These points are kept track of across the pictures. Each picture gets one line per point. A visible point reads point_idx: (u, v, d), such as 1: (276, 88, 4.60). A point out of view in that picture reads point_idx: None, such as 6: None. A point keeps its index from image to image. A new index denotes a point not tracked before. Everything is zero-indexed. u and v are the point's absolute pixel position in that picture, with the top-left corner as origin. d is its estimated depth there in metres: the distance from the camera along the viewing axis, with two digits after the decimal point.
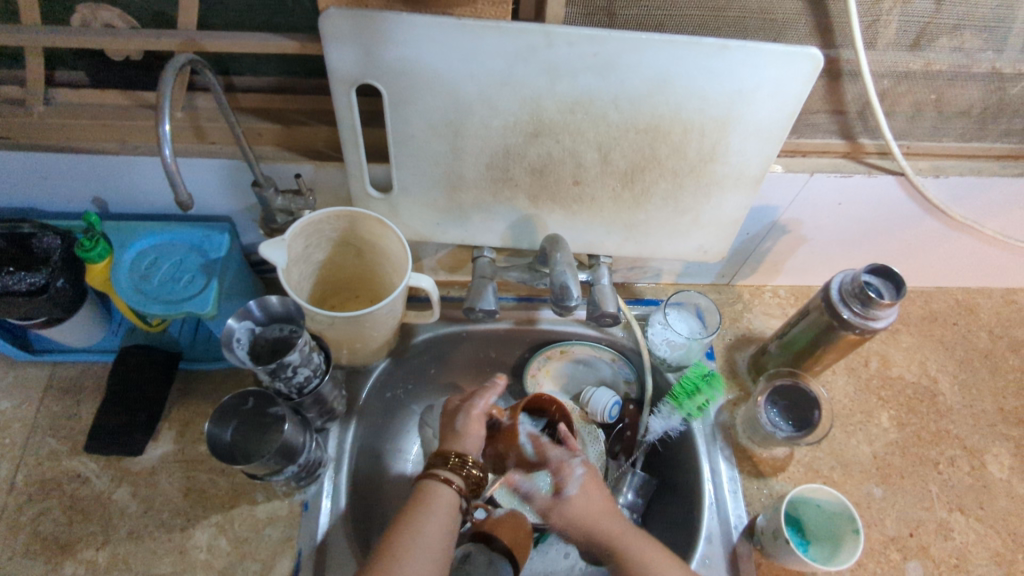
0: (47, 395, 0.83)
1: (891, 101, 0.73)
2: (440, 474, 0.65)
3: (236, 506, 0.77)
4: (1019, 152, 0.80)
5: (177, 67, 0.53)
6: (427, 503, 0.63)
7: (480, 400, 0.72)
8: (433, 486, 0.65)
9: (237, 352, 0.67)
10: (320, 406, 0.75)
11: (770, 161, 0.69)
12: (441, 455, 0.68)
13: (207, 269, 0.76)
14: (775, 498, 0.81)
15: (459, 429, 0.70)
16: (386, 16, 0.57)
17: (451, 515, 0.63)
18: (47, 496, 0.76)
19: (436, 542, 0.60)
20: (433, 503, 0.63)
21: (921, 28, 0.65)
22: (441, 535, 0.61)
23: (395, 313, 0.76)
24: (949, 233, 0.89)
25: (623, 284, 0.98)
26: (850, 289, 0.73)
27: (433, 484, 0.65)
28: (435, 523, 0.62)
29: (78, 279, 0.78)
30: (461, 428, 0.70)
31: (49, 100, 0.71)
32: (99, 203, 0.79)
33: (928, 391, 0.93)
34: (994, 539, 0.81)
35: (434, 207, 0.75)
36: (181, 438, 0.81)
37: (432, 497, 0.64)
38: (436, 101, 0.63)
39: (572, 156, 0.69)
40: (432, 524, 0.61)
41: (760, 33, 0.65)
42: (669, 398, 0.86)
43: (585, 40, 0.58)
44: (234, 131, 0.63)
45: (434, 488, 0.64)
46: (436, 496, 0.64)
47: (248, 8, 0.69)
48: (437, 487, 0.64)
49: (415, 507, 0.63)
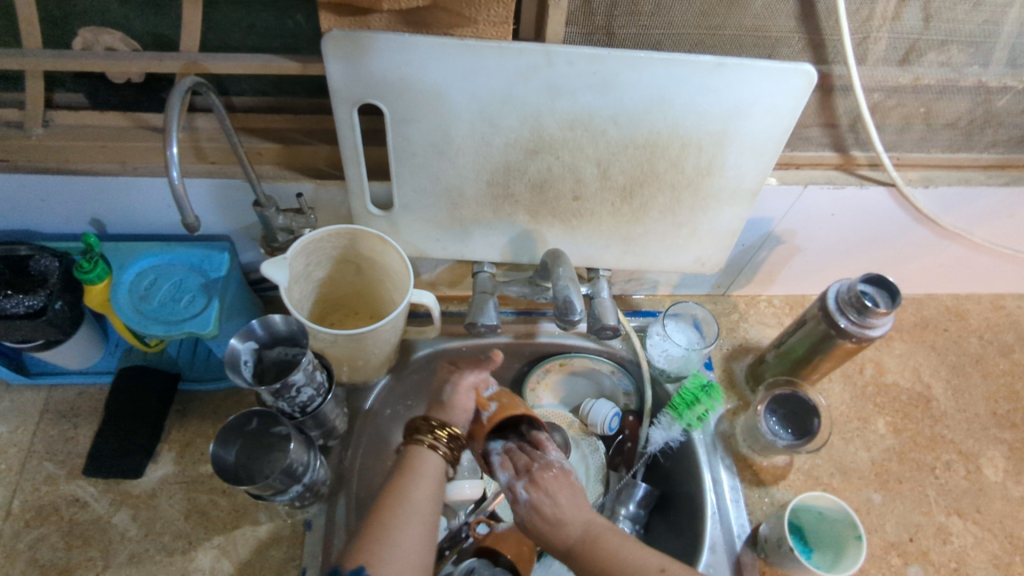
0: (44, 419, 0.82)
1: (882, 114, 0.74)
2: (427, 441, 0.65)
3: (239, 527, 0.76)
4: (1005, 162, 0.82)
5: (183, 91, 0.54)
6: (417, 471, 0.62)
7: (469, 372, 0.70)
8: (421, 454, 0.64)
9: (241, 373, 0.67)
10: (323, 425, 0.75)
11: (766, 175, 0.70)
12: (426, 421, 0.66)
13: (208, 289, 0.75)
14: (777, 506, 0.82)
15: (445, 399, 0.69)
16: (387, 36, 0.58)
17: (438, 480, 0.63)
18: (45, 521, 0.75)
19: (422, 503, 0.60)
20: (422, 469, 0.62)
21: (910, 44, 0.67)
22: (426, 496, 0.60)
23: (397, 329, 0.76)
24: (939, 241, 0.90)
25: (620, 296, 0.99)
26: (847, 298, 0.74)
27: (422, 452, 0.64)
28: (421, 488, 0.61)
29: (76, 301, 0.77)
30: (446, 399, 0.68)
31: (47, 122, 0.71)
32: (98, 224, 0.79)
33: (922, 396, 0.94)
34: (992, 542, 0.83)
35: (434, 223, 0.75)
36: (181, 459, 0.80)
37: (420, 465, 0.63)
38: (437, 119, 0.64)
39: (571, 172, 0.70)
40: (420, 488, 0.61)
41: (755, 50, 0.66)
42: (668, 408, 0.87)
43: (585, 59, 0.59)
44: (237, 151, 0.63)
45: (421, 457, 0.63)
46: (424, 463, 0.63)
47: (249, 29, 0.69)
48: (425, 455, 0.64)
49: (402, 475, 0.62)
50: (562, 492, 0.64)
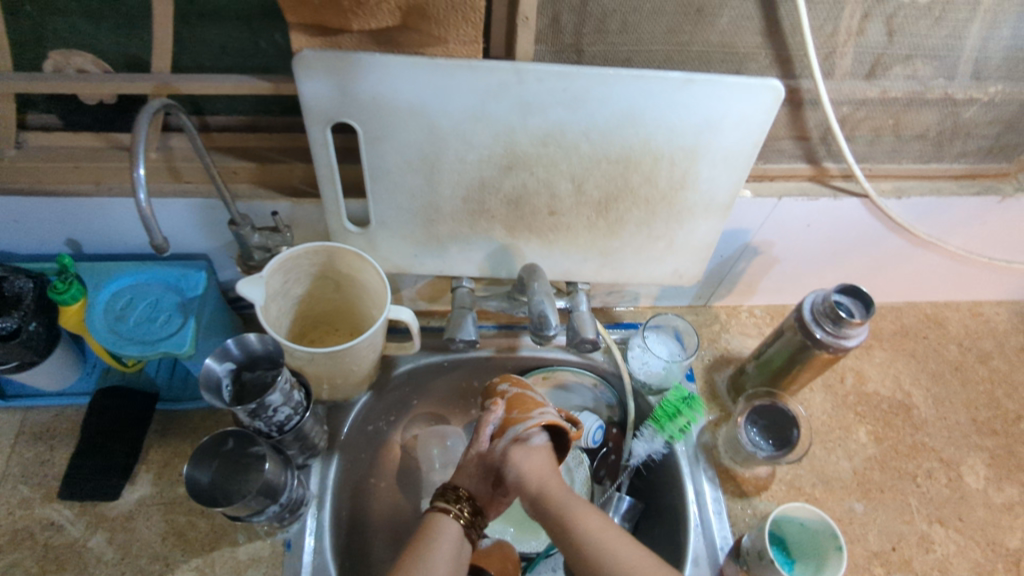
0: (19, 442, 0.81)
1: (852, 126, 0.75)
2: (443, 506, 0.64)
3: (217, 548, 0.75)
4: (975, 171, 0.83)
5: (152, 111, 0.54)
6: (435, 533, 0.62)
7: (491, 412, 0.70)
8: (439, 521, 0.63)
9: (213, 393, 0.66)
10: (302, 443, 0.75)
11: (739, 188, 0.71)
12: (447, 488, 0.66)
13: (184, 308, 0.75)
14: (759, 517, 0.81)
15: (462, 462, 0.69)
16: (358, 55, 0.58)
17: (459, 548, 0.62)
18: (19, 545, 0.74)
19: (442, 567, 0.59)
20: (439, 533, 0.62)
21: (875, 58, 0.68)
22: (447, 563, 0.59)
23: (375, 346, 0.76)
24: (915, 250, 0.92)
25: (601, 309, 0.99)
26: (822, 309, 0.75)
27: (438, 518, 0.63)
28: (441, 551, 0.60)
29: (50, 321, 0.77)
30: (463, 461, 0.69)
31: (21, 144, 0.71)
32: (73, 244, 0.79)
33: (903, 404, 0.94)
34: (974, 549, 0.83)
35: (411, 239, 0.75)
36: (159, 480, 0.79)
37: (437, 531, 0.62)
38: (411, 136, 0.64)
39: (546, 187, 0.70)
40: (441, 553, 0.60)
41: (723, 65, 0.67)
42: (650, 421, 0.87)
43: (555, 76, 0.60)
44: (210, 170, 0.63)
45: (437, 521, 0.63)
46: (442, 528, 0.62)
47: (222, 50, 0.69)
48: (443, 520, 0.63)
49: (422, 541, 0.61)
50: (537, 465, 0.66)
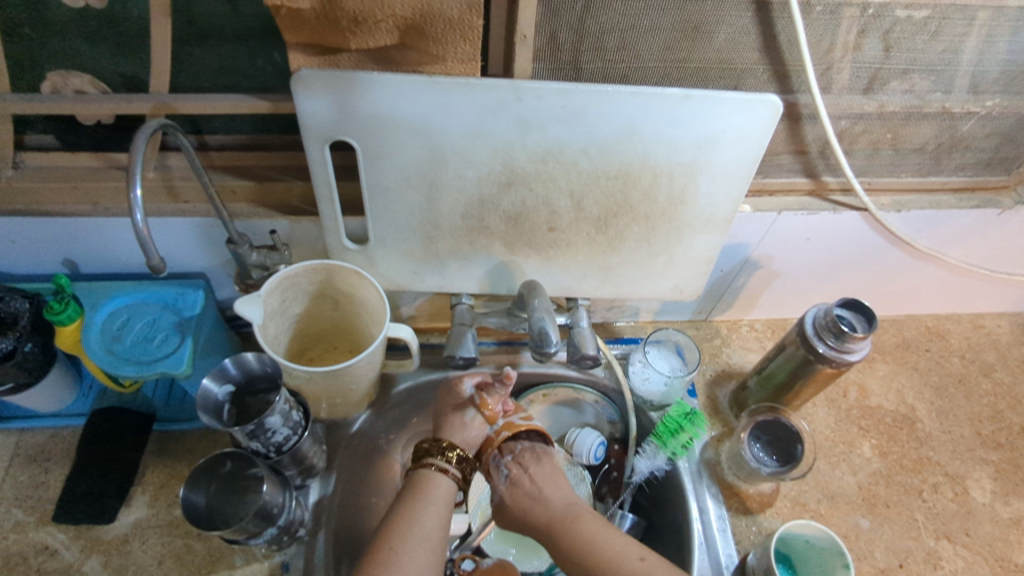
0: (13, 465, 0.80)
1: (850, 141, 0.75)
2: (438, 464, 0.68)
3: (214, 572, 0.74)
4: (974, 184, 0.83)
5: (149, 131, 0.53)
6: (426, 493, 0.65)
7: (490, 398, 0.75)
8: (427, 475, 0.67)
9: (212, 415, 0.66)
10: (299, 463, 0.74)
11: (739, 203, 0.71)
12: (433, 444, 0.70)
13: (181, 327, 0.74)
14: (764, 535, 0.80)
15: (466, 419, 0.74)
16: (357, 74, 0.58)
17: (446, 502, 0.66)
18: (11, 571, 0.73)
19: (431, 527, 0.63)
20: (428, 491, 0.66)
21: (872, 73, 0.68)
22: (435, 520, 0.64)
23: (375, 364, 0.76)
24: (916, 263, 0.91)
25: (601, 324, 0.99)
26: (824, 323, 0.74)
27: (433, 476, 0.67)
28: (430, 511, 0.64)
29: (47, 341, 0.76)
30: (468, 419, 0.73)
31: (18, 164, 0.70)
32: (70, 264, 0.78)
33: (907, 418, 0.94)
34: (983, 566, 0.82)
35: (410, 256, 0.75)
36: (155, 502, 0.78)
37: (426, 485, 0.66)
38: (410, 154, 0.64)
39: (545, 204, 0.70)
40: (430, 515, 0.64)
41: (720, 81, 0.67)
42: (652, 437, 0.85)
43: (554, 94, 0.60)
44: (208, 190, 0.63)
45: (428, 477, 0.67)
46: (435, 486, 0.66)
47: (220, 69, 0.70)
48: (436, 476, 0.67)
49: (415, 497, 0.65)
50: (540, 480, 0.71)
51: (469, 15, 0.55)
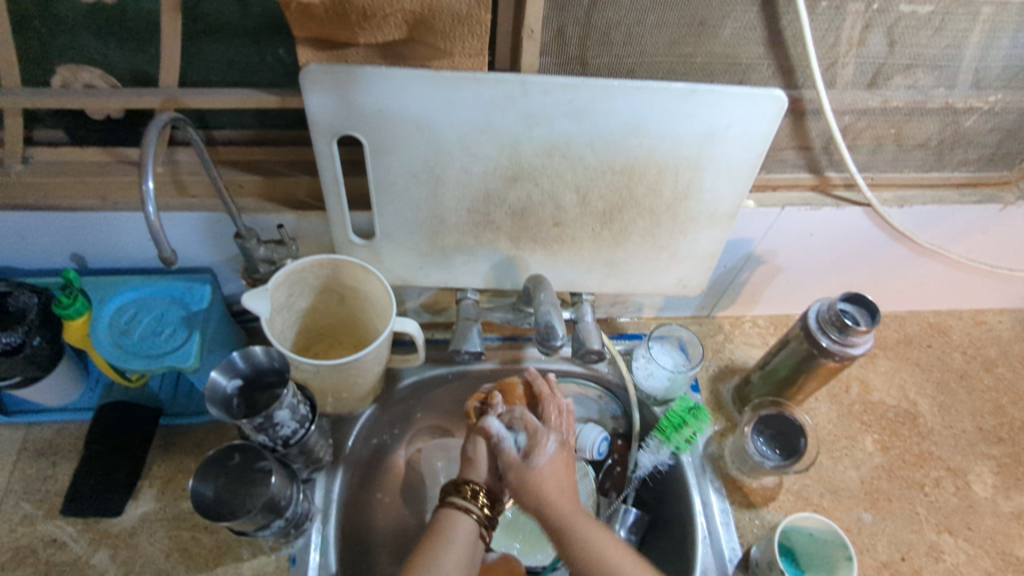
0: (21, 459, 0.80)
1: (853, 136, 0.76)
2: (457, 504, 0.66)
3: (221, 565, 0.74)
4: (977, 180, 0.84)
5: (160, 124, 0.54)
6: (446, 534, 0.63)
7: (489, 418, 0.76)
8: (452, 516, 0.65)
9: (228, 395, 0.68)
10: (306, 456, 0.74)
11: (743, 197, 0.71)
12: (461, 484, 0.68)
13: (189, 321, 0.75)
14: (768, 528, 0.81)
15: (471, 456, 0.71)
16: (365, 69, 0.59)
17: (470, 546, 0.63)
18: (20, 563, 0.73)
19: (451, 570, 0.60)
20: (453, 531, 0.64)
21: (876, 68, 0.69)
22: (455, 562, 0.61)
23: (381, 359, 0.76)
24: (918, 259, 0.92)
25: (605, 320, 0.99)
26: (827, 318, 0.75)
27: (455, 516, 0.65)
28: (450, 555, 0.61)
29: (55, 336, 0.77)
30: (473, 456, 0.71)
31: (27, 159, 0.71)
32: (78, 259, 0.79)
33: (909, 413, 0.94)
34: (985, 559, 0.82)
35: (416, 250, 0.76)
36: (162, 496, 0.79)
37: (451, 526, 0.64)
38: (417, 149, 0.65)
39: (551, 199, 0.70)
40: (449, 556, 0.61)
41: (725, 76, 0.68)
42: (655, 432, 0.86)
43: (559, 88, 0.61)
44: (217, 184, 0.63)
45: (453, 518, 0.64)
46: (456, 528, 0.64)
47: (229, 64, 0.70)
48: (456, 518, 0.65)
49: (434, 540, 0.62)
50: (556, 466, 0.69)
51: (477, 10, 0.55)
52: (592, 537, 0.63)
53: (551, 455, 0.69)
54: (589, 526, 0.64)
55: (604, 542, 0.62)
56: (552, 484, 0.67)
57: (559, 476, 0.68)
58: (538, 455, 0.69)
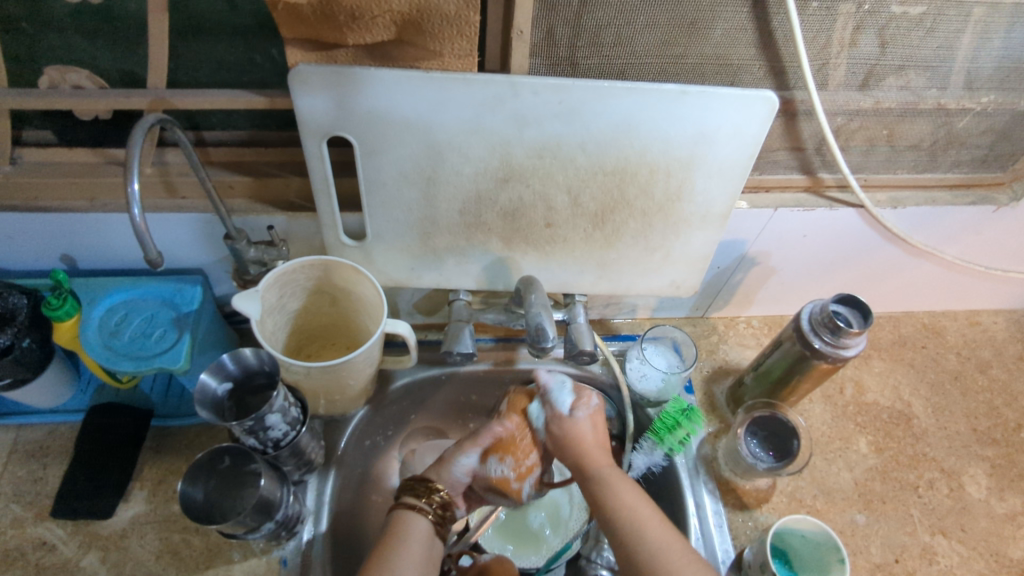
0: (11, 460, 0.80)
1: (846, 137, 0.76)
2: (410, 502, 0.68)
3: (212, 567, 0.74)
4: (970, 181, 0.84)
5: (147, 125, 0.54)
6: (400, 534, 0.65)
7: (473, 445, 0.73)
8: (408, 517, 0.67)
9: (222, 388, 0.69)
10: (298, 458, 0.73)
11: (735, 198, 0.71)
12: (420, 485, 0.70)
13: (179, 323, 0.75)
14: (761, 530, 0.80)
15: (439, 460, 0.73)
16: (354, 69, 0.58)
17: (426, 545, 0.65)
18: (9, 566, 0.73)
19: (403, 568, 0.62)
20: (410, 532, 0.65)
21: (868, 69, 0.68)
22: (410, 560, 0.63)
23: (372, 360, 0.75)
24: (913, 260, 0.92)
25: (599, 321, 0.99)
26: (820, 319, 0.75)
27: (407, 514, 0.67)
28: (402, 552, 0.63)
29: (45, 337, 0.76)
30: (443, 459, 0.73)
31: (15, 159, 0.70)
32: (68, 260, 0.78)
33: (903, 414, 0.94)
34: (978, 561, 0.82)
35: (407, 252, 0.75)
36: (153, 497, 0.78)
37: (405, 526, 0.66)
38: (407, 150, 0.64)
39: (542, 200, 0.70)
40: (405, 553, 0.63)
41: (717, 77, 0.68)
42: (650, 433, 0.86)
43: (550, 89, 0.60)
44: (205, 185, 0.62)
45: (407, 518, 0.66)
46: (411, 528, 0.66)
47: (218, 65, 0.70)
48: (409, 517, 0.67)
49: (388, 540, 0.64)
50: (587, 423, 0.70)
51: (466, 10, 0.55)
52: (624, 491, 0.63)
53: (594, 409, 0.72)
54: (619, 487, 0.64)
55: (622, 494, 0.63)
56: (592, 438, 0.70)
57: (599, 436, 0.70)
58: (581, 408, 0.71)
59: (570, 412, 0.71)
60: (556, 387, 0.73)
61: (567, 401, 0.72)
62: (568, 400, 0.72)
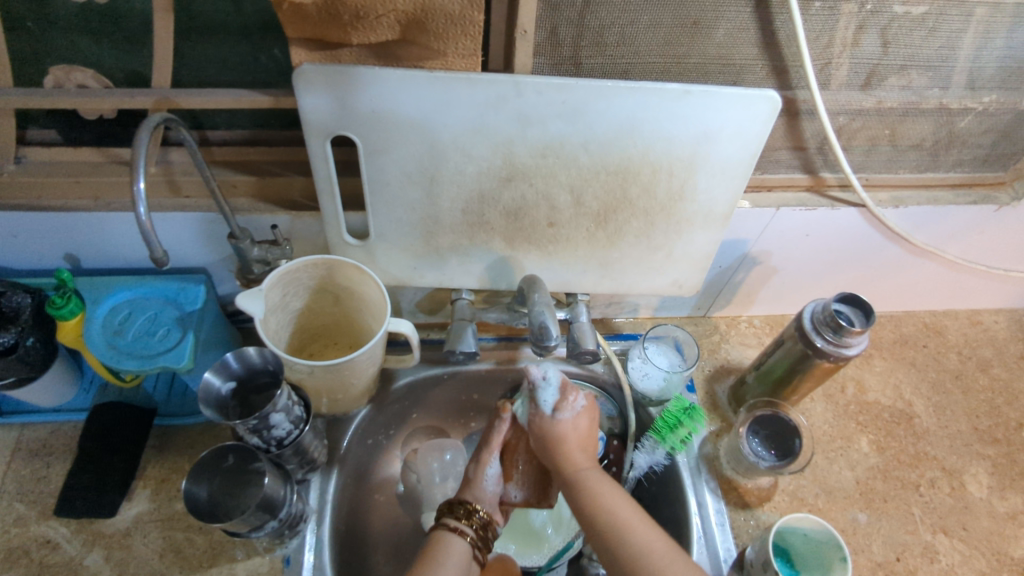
0: (15, 459, 0.80)
1: (848, 137, 0.76)
2: (451, 524, 0.64)
3: (215, 565, 0.74)
4: (972, 180, 0.84)
5: (152, 124, 0.54)
6: (437, 556, 0.61)
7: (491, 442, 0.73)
8: (447, 539, 0.63)
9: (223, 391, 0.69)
10: (301, 457, 0.74)
11: (738, 198, 0.71)
12: (459, 505, 0.67)
13: (182, 322, 0.75)
14: (763, 528, 0.81)
15: (471, 477, 0.71)
16: (358, 69, 0.58)
17: (465, 566, 0.61)
18: (13, 564, 0.73)
19: None
20: (448, 553, 0.61)
21: (870, 69, 0.69)
22: None
23: (375, 359, 0.76)
24: (914, 259, 0.92)
25: (601, 320, 0.99)
26: (822, 318, 0.75)
27: (447, 536, 0.63)
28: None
29: (49, 336, 0.77)
30: (472, 476, 0.71)
31: (20, 159, 0.71)
32: (72, 259, 0.79)
33: (904, 413, 0.94)
34: (979, 559, 0.82)
35: (410, 251, 0.75)
36: (156, 496, 0.78)
37: (444, 550, 0.62)
38: (411, 149, 0.65)
39: (545, 199, 0.70)
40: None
41: (719, 77, 0.68)
42: (651, 432, 0.86)
43: (554, 89, 0.61)
44: (210, 184, 0.63)
45: (447, 540, 0.62)
46: (450, 548, 0.62)
47: (222, 64, 0.70)
48: (450, 539, 0.63)
49: (424, 563, 0.60)
50: (578, 424, 0.70)
51: (470, 9, 0.55)
52: (604, 492, 0.63)
53: (580, 409, 0.70)
54: (605, 489, 0.63)
55: (617, 503, 0.61)
56: (575, 440, 0.68)
57: (580, 437, 0.69)
58: (566, 408, 0.70)
59: (553, 412, 0.70)
60: (542, 382, 0.71)
61: (552, 399, 0.70)
62: (553, 399, 0.70)
